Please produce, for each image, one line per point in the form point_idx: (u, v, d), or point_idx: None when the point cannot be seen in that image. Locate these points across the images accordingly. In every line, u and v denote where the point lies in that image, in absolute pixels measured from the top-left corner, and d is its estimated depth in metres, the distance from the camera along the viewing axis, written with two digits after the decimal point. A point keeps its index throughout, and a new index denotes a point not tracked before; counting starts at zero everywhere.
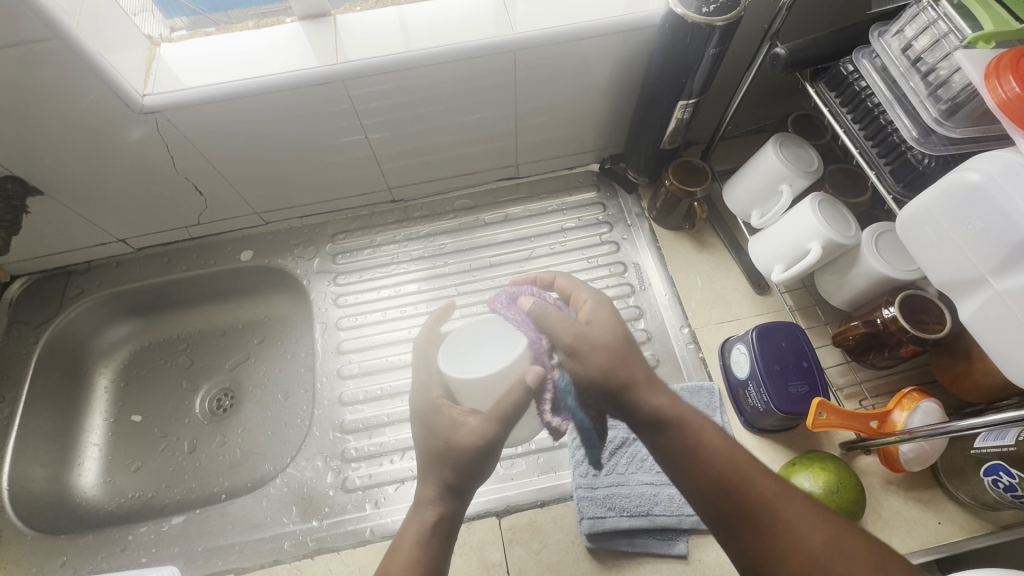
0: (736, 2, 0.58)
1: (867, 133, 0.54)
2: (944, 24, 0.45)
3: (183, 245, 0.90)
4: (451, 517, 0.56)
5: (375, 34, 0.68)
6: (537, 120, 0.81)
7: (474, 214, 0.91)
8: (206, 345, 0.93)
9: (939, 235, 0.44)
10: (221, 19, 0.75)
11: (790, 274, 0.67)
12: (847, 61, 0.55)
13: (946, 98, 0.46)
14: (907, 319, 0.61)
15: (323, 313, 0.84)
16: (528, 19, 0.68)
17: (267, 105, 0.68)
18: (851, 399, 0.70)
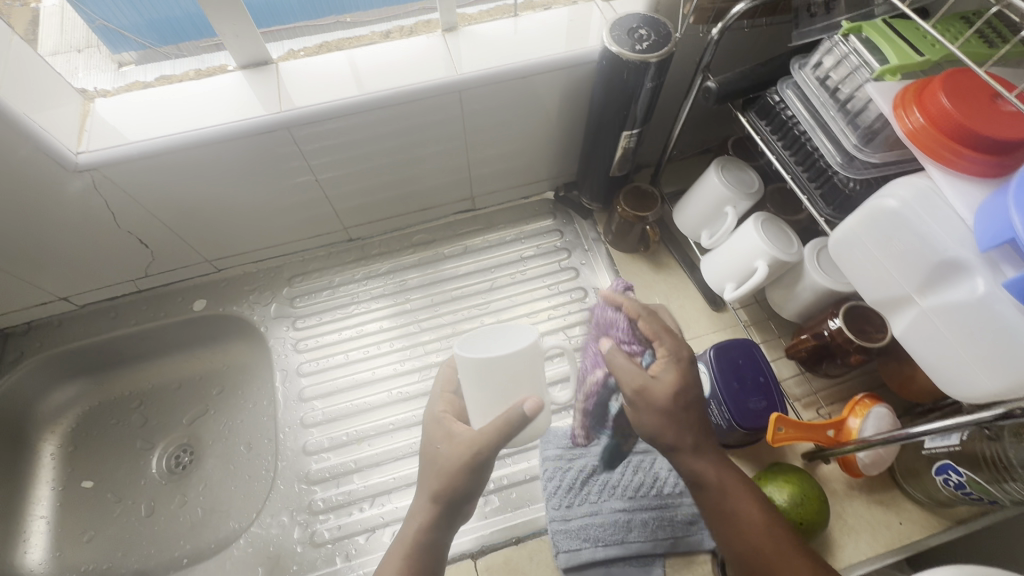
0: (668, 39, 0.61)
1: (797, 158, 0.56)
2: (855, 58, 0.49)
3: (130, 299, 0.86)
4: (436, 548, 0.53)
5: (321, 80, 0.68)
6: (489, 153, 0.82)
7: (433, 248, 0.91)
8: (162, 400, 0.90)
9: (867, 257, 0.46)
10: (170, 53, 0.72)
11: (741, 293, 0.69)
12: (773, 91, 0.58)
13: (863, 126, 0.49)
14: (851, 329, 0.64)
15: (283, 359, 0.82)
16: (472, 60, 0.69)
17: (212, 155, 0.67)
18: (808, 409, 0.72)
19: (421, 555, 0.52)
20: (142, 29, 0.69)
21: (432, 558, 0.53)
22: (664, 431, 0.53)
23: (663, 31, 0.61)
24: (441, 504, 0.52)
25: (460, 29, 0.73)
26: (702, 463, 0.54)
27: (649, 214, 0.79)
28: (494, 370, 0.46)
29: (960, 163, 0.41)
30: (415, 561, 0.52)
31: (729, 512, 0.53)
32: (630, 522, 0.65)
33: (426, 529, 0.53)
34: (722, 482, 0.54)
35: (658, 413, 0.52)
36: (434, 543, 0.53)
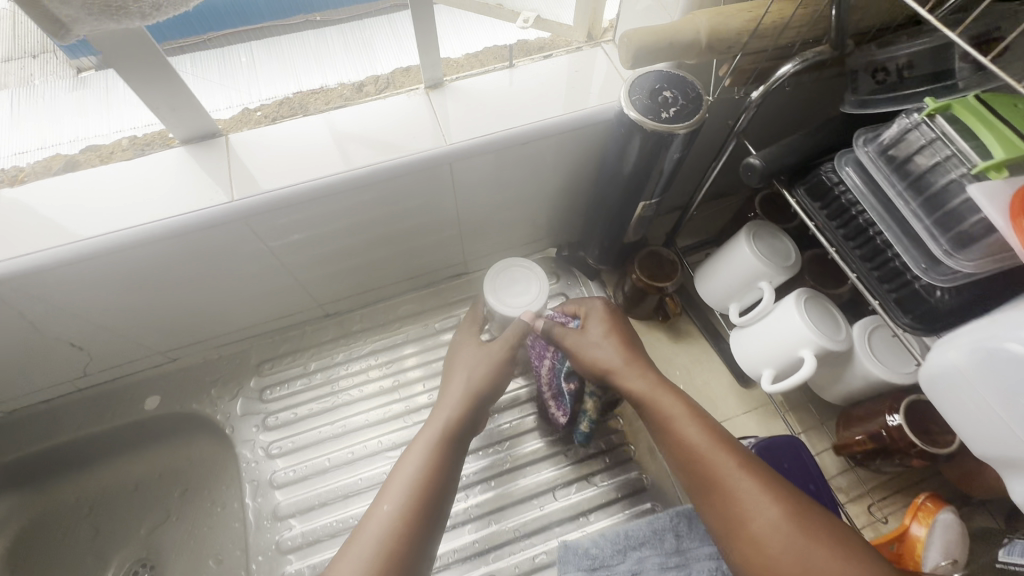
0: (699, 104, 0.51)
1: (860, 252, 0.47)
2: (944, 145, 0.40)
3: (68, 398, 0.73)
4: (459, 447, 0.56)
5: (284, 155, 0.57)
6: (482, 215, 0.72)
7: (423, 321, 0.80)
8: (116, 507, 0.77)
9: (976, 401, 0.37)
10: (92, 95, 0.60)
11: (781, 387, 0.59)
12: (829, 169, 0.48)
13: (955, 228, 0.40)
14: (914, 431, 0.56)
15: (253, 468, 0.70)
16: (465, 124, 0.58)
17: (152, 250, 0.55)
18: (859, 508, 0.64)
19: (445, 448, 0.55)
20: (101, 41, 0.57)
21: (457, 452, 0.56)
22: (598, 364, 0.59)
23: (692, 93, 0.51)
24: (471, 400, 0.59)
25: (448, 84, 0.62)
26: (635, 381, 0.57)
27: (668, 284, 0.70)
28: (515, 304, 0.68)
29: None
30: (442, 453, 0.54)
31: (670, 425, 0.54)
32: None
33: (455, 421, 0.57)
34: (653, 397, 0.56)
35: (590, 361, 0.60)
36: (459, 440, 0.57)
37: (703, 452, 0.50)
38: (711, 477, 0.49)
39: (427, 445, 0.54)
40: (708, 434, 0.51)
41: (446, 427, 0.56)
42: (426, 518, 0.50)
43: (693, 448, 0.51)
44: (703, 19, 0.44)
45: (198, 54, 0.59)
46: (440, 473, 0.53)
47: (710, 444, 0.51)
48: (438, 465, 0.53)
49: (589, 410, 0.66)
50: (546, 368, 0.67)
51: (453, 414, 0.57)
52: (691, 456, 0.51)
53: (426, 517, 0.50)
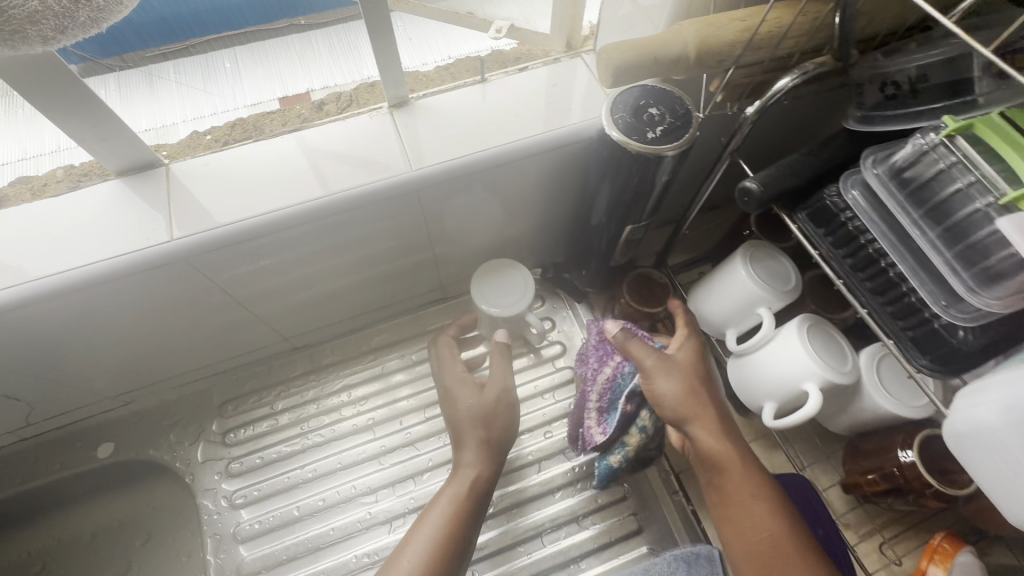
0: (689, 121, 0.46)
1: (870, 284, 0.43)
2: (965, 170, 0.35)
3: (14, 450, 0.67)
4: (483, 502, 0.55)
5: (233, 184, 0.51)
6: (459, 239, 0.67)
7: (400, 351, 0.74)
8: (67, 566, 0.70)
9: (1014, 467, 0.32)
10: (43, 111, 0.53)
11: (783, 425, 0.54)
12: (833, 193, 0.44)
13: (979, 263, 0.36)
14: (929, 469, 0.51)
15: (216, 521, 0.64)
16: (435, 144, 0.53)
17: (85, 295, 0.49)
18: (872, 548, 0.59)
19: (471, 502, 0.54)
20: None
21: (481, 507, 0.55)
22: (686, 412, 0.52)
23: (681, 109, 0.46)
24: (493, 451, 0.57)
25: (414, 102, 0.57)
26: (712, 442, 0.51)
27: (659, 309, 0.65)
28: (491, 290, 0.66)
29: None
30: (466, 513, 0.53)
31: (752, 502, 0.48)
32: None
33: (482, 477, 0.56)
34: (732, 467, 0.50)
35: (673, 399, 0.52)
36: (484, 493, 0.55)
37: (776, 546, 0.45)
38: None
39: (455, 498, 0.54)
40: (783, 526, 0.46)
41: (475, 481, 0.55)
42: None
43: (767, 537, 0.46)
44: (691, 30, 0.39)
45: (182, 63, 0.55)
46: (466, 529, 0.52)
47: (782, 539, 0.46)
48: (466, 520, 0.53)
49: (629, 442, 0.58)
50: (604, 376, 0.60)
51: (479, 467, 0.56)
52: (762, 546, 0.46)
53: (451, 573, 0.49)
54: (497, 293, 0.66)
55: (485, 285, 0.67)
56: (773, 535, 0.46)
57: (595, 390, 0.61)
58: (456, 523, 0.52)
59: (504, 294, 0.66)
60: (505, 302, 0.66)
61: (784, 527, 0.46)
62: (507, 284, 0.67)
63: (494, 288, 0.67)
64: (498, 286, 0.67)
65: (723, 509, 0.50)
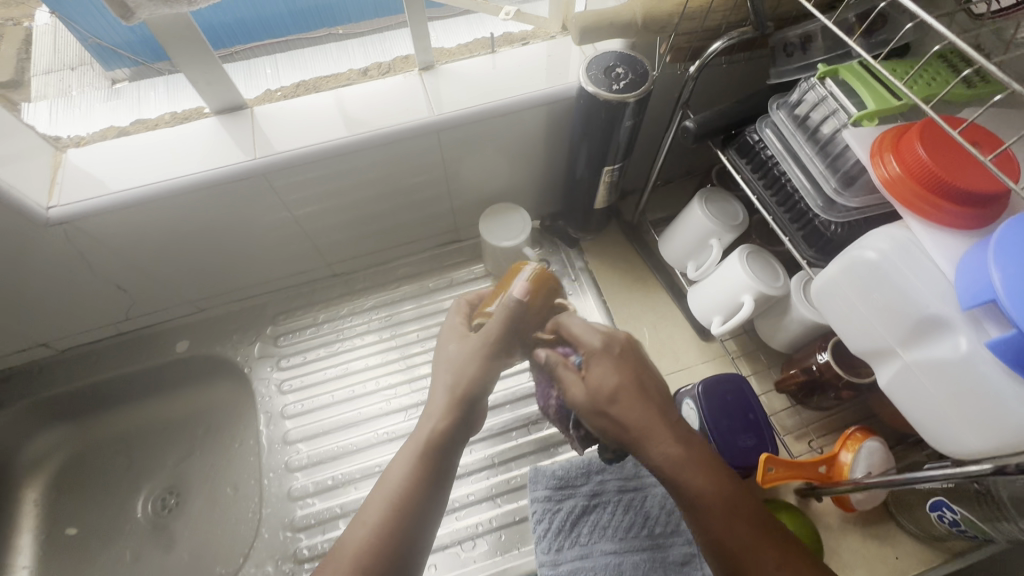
0: (644, 79, 0.60)
1: (777, 199, 0.55)
2: (832, 102, 0.48)
3: (110, 342, 0.85)
4: (449, 455, 0.54)
5: (299, 123, 0.67)
6: (470, 185, 0.82)
7: (419, 281, 0.90)
8: (146, 442, 0.88)
9: (850, 307, 0.45)
10: (164, 67, 0.75)
11: (728, 328, 0.67)
12: (752, 130, 0.57)
13: (842, 170, 0.49)
14: (839, 365, 0.63)
15: (267, 402, 0.80)
16: (450, 98, 0.69)
17: (187, 203, 0.66)
18: (800, 442, 0.71)
19: (429, 456, 0.52)
20: (133, 45, 0.72)
21: (440, 466, 0.53)
22: (618, 423, 0.49)
23: (641, 69, 0.61)
24: (459, 406, 0.55)
25: (437, 67, 0.72)
26: (666, 453, 0.48)
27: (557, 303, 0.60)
28: (497, 227, 0.81)
29: (939, 215, 0.40)
30: (426, 465, 0.52)
31: (703, 512, 0.47)
32: (621, 564, 0.65)
33: (442, 431, 0.53)
34: (684, 478, 0.47)
35: (603, 411, 0.50)
36: (445, 447, 0.54)
37: (742, 547, 0.45)
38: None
39: (416, 453, 0.52)
40: (746, 530, 0.46)
41: (433, 434, 0.53)
42: (408, 528, 0.49)
43: (727, 547, 0.45)
44: (639, 5, 0.54)
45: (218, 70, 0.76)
46: (425, 485, 0.51)
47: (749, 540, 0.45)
48: (427, 475, 0.52)
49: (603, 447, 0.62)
50: (554, 399, 0.62)
51: (445, 422, 0.54)
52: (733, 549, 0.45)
53: (406, 531, 0.49)
54: (502, 229, 0.81)
55: (492, 226, 0.81)
56: (735, 540, 0.45)
57: (551, 410, 0.64)
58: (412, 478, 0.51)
59: (506, 228, 0.81)
60: (510, 235, 0.81)
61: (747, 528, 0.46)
62: (509, 225, 0.81)
63: (501, 226, 0.81)
64: (503, 226, 0.81)
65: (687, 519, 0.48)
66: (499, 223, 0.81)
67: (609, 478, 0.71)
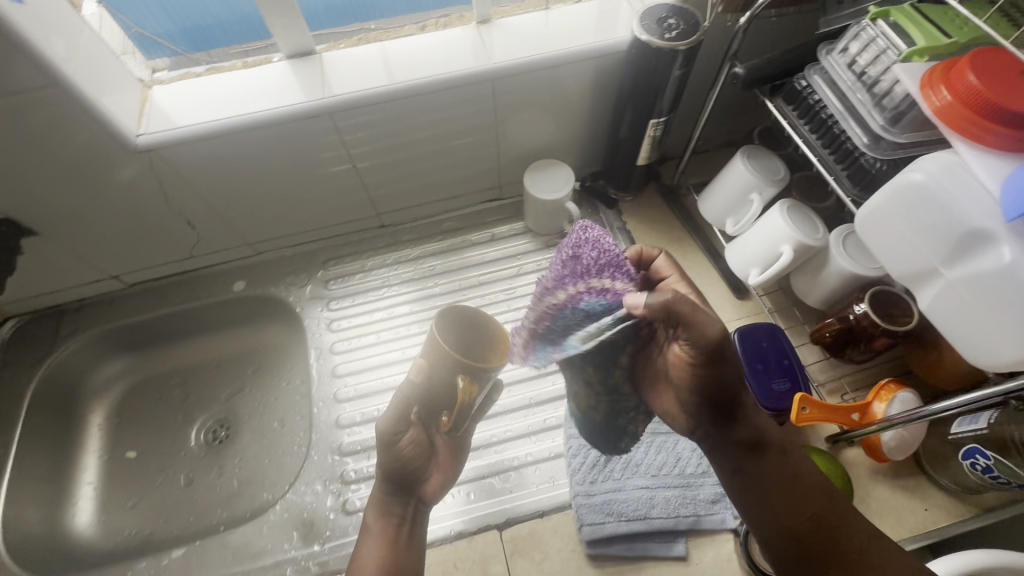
0: (696, 28, 0.64)
1: (823, 142, 0.58)
2: (882, 41, 0.50)
3: (175, 279, 0.91)
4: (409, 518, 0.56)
5: (362, 69, 0.72)
6: (516, 141, 0.85)
7: (461, 235, 0.94)
8: (200, 377, 0.94)
9: (895, 232, 0.48)
10: (202, 58, 0.77)
11: (766, 277, 0.70)
12: (800, 77, 0.59)
13: (890, 108, 0.50)
14: (877, 314, 0.65)
15: (317, 338, 0.86)
16: (504, 49, 0.73)
17: (257, 138, 0.71)
18: (833, 394, 0.73)
19: (392, 512, 0.56)
20: (176, 36, 0.75)
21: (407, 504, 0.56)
22: (714, 386, 0.45)
23: (693, 20, 0.64)
24: (385, 485, 0.56)
25: (494, 21, 0.76)
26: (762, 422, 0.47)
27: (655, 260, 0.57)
28: (541, 181, 0.85)
29: (988, 138, 0.42)
30: (387, 521, 0.56)
31: (789, 481, 0.47)
32: (653, 498, 0.67)
33: (382, 502, 0.56)
34: (783, 448, 0.48)
35: (720, 358, 0.43)
36: (399, 516, 0.56)
37: (830, 517, 0.47)
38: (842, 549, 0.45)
39: (375, 521, 0.56)
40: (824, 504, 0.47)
41: (382, 504, 0.56)
42: (411, 563, 0.54)
43: (818, 518, 0.46)
44: None
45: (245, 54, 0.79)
46: (401, 546, 0.54)
47: (835, 503, 0.47)
48: (395, 537, 0.55)
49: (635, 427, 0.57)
50: (571, 292, 0.45)
51: (377, 494, 0.57)
52: (820, 521, 0.46)
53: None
54: (547, 184, 0.85)
55: (536, 181, 0.85)
56: (823, 509, 0.47)
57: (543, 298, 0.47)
58: (386, 539, 0.54)
59: (551, 182, 0.85)
60: (553, 188, 0.84)
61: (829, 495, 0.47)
62: (552, 180, 0.85)
63: (546, 180, 0.85)
64: (547, 180, 0.85)
65: (762, 492, 0.47)
66: (543, 177, 0.85)
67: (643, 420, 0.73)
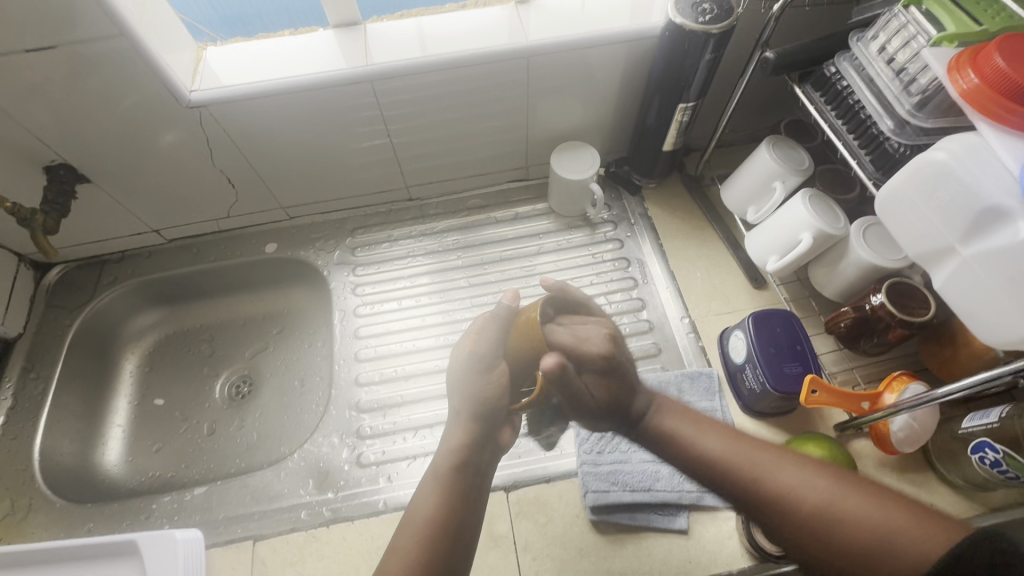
0: (729, 14, 0.66)
1: (849, 127, 0.60)
2: (913, 28, 0.51)
3: (212, 238, 0.96)
4: (477, 477, 0.58)
5: (402, 41, 0.75)
6: (545, 122, 0.87)
7: (485, 212, 0.97)
8: (227, 334, 0.97)
9: (913, 211, 0.50)
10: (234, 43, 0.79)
11: (784, 263, 0.71)
12: (830, 64, 0.61)
13: (917, 92, 0.51)
14: (894, 304, 0.65)
15: (342, 301, 0.90)
16: (539, 29, 0.75)
17: (298, 102, 0.75)
18: (844, 385, 0.73)
19: (457, 472, 0.57)
20: (215, 24, 0.78)
21: (472, 472, 0.57)
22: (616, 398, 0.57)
23: (726, 6, 0.66)
24: (471, 424, 0.58)
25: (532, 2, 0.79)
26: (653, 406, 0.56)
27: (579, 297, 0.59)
28: (567, 162, 0.88)
29: (1011, 120, 0.43)
30: (449, 484, 0.56)
31: (688, 446, 0.53)
32: (658, 472, 0.69)
33: (454, 449, 0.58)
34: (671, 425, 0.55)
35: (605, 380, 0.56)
36: (470, 465, 0.58)
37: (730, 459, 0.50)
38: (751, 480, 0.48)
39: (441, 473, 0.57)
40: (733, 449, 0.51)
41: (456, 453, 0.58)
42: (457, 530, 0.54)
43: (727, 467, 0.50)
44: None
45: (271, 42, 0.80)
46: (456, 504, 0.55)
47: (733, 449, 0.51)
48: (456, 496, 0.55)
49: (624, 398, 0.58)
50: None
51: (461, 442, 0.58)
52: (730, 468, 0.49)
53: (451, 531, 0.53)
54: (571, 166, 0.87)
55: (562, 161, 0.88)
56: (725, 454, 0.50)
57: None
58: (439, 496, 0.55)
59: (576, 164, 0.87)
60: (579, 169, 0.87)
61: (727, 442, 0.51)
62: (578, 162, 0.88)
63: (572, 161, 0.88)
64: (573, 161, 0.88)
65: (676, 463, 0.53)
66: (569, 158, 0.88)
67: None
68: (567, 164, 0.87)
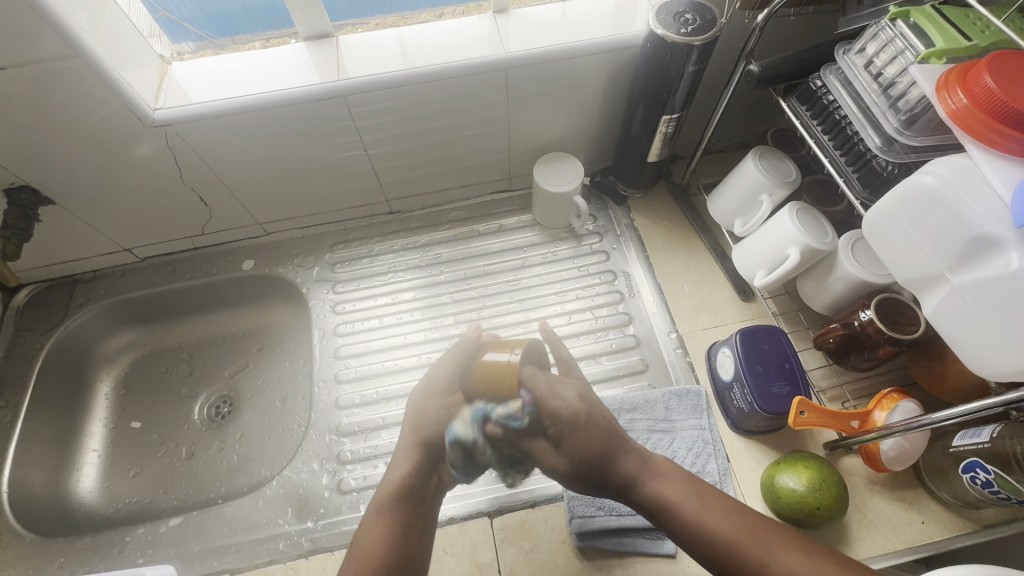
0: (712, 24, 0.64)
1: (835, 143, 0.58)
2: (900, 42, 0.49)
3: (188, 255, 0.94)
4: (420, 502, 0.63)
5: (376, 54, 0.72)
6: (528, 133, 0.85)
7: (469, 225, 0.95)
8: (206, 352, 0.95)
9: (901, 235, 0.49)
10: (226, 44, 0.77)
11: (771, 279, 0.69)
12: (816, 77, 0.59)
13: (905, 110, 0.49)
14: (882, 321, 0.63)
15: (322, 319, 0.87)
16: (519, 39, 0.73)
17: (270, 119, 0.72)
18: (833, 401, 0.72)
19: (407, 494, 0.62)
20: (199, 20, 0.74)
21: (417, 500, 0.62)
22: (588, 449, 0.59)
23: (709, 15, 0.64)
24: (422, 454, 0.64)
25: (511, 11, 0.76)
26: (634, 461, 0.59)
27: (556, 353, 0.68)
28: (549, 174, 0.85)
29: (1002, 143, 0.41)
30: (395, 503, 0.61)
31: (671, 503, 0.56)
32: None
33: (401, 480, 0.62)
34: (655, 476, 0.58)
35: (572, 418, 0.61)
36: (419, 494, 0.63)
37: (716, 524, 0.54)
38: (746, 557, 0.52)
39: (384, 499, 0.62)
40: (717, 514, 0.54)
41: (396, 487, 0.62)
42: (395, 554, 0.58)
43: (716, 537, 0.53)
44: None
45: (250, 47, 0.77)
46: (399, 524, 0.60)
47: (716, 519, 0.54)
48: (394, 525, 0.60)
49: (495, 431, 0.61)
50: None
51: (408, 472, 0.63)
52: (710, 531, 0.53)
53: (395, 551, 0.58)
54: (553, 177, 0.85)
55: (545, 174, 0.85)
56: (714, 522, 0.54)
57: None
58: (388, 515, 0.60)
59: (558, 175, 0.85)
60: (562, 181, 0.85)
61: (713, 502, 0.55)
62: (560, 173, 0.86)
63: (555, 172, 0.86)
64: (557, 173, 0.86)
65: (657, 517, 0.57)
66: (552, 169, 0.86)
67: (639, 417, 0.73)
68: (550, 175, 0.85)
